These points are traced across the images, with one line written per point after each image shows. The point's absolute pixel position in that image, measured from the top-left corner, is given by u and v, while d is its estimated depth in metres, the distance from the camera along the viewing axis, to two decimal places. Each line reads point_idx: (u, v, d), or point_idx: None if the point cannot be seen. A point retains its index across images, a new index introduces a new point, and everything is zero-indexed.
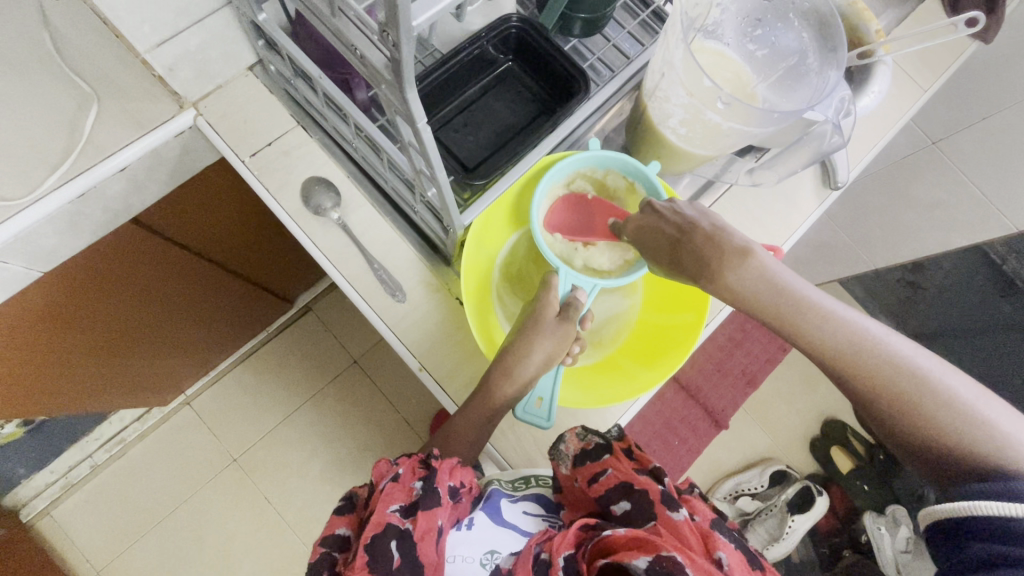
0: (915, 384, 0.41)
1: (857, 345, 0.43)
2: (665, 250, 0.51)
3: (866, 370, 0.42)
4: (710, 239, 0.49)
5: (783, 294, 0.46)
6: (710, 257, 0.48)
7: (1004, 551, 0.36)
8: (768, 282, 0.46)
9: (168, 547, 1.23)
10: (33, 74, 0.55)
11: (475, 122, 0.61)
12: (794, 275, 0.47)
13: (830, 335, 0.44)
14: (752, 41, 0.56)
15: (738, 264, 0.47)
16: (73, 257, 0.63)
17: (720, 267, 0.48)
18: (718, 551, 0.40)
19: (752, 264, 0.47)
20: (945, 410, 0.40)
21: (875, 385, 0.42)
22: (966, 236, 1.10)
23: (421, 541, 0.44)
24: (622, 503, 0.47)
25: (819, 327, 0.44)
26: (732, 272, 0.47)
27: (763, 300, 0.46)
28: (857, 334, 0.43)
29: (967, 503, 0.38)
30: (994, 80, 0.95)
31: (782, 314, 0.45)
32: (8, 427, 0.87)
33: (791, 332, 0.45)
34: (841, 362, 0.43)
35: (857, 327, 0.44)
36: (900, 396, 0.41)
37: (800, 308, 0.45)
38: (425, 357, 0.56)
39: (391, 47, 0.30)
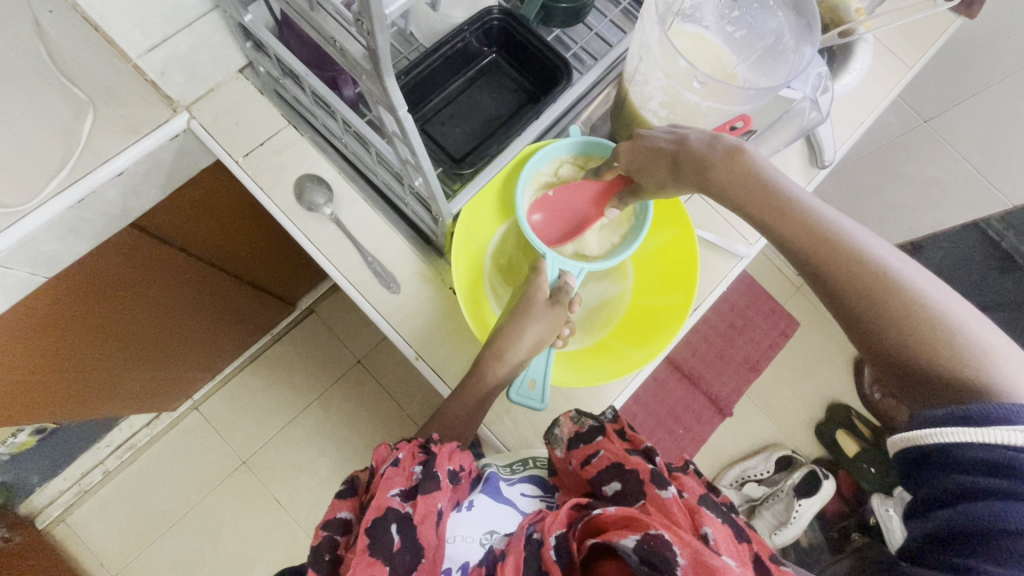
0: (889, 288, 0.41)
1: (831, 242, 0.42)
2: (664, 163, 0.48)
3: (845, 266, 0.42)
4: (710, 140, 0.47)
5: (768, 192, 0.45)
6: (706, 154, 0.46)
7: (981, 483, 0.37)
8: (755, 176, 0.45)
9: (180, 550, 1.25)
10: (29, 82, 0.56)
11: (462, 114, 0.62)
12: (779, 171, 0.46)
13: (811, 229, 0.43)
14: (730, 23, 0.57)
15: (728, 161, 0.45)
16: (75, 262, 0.64)
17: (713, 166, 0.46)
18: (704, 527, 0.41)
19: (741, 160, 0.45)
20: (921, 316, 0.40)
21: (844, 277, 0.42)
22: (961, 213, 1.11)
23: (421, 523, 0.45)
24: (613, 484, 0.48)
25: (800, 219, 0.43)
26: (722, 167, 0.45)
27: (747, 190, 0.45)
28: (832, 232, 0.43)
29: (931, 431, 0.38)
30: (982, 56, 0.93)
31: (766, 208, 0.45)
32: (21, 434, 0.89)
33: (776, 224, 0.44)
34: (815, 260, 0.43)
35: (832, 223, 0.43)
36: (877, 302, 0.41)
37: (784, 204, 0.44)
38: (421, 346, 0.57)
39: (366, 36, 0.31)
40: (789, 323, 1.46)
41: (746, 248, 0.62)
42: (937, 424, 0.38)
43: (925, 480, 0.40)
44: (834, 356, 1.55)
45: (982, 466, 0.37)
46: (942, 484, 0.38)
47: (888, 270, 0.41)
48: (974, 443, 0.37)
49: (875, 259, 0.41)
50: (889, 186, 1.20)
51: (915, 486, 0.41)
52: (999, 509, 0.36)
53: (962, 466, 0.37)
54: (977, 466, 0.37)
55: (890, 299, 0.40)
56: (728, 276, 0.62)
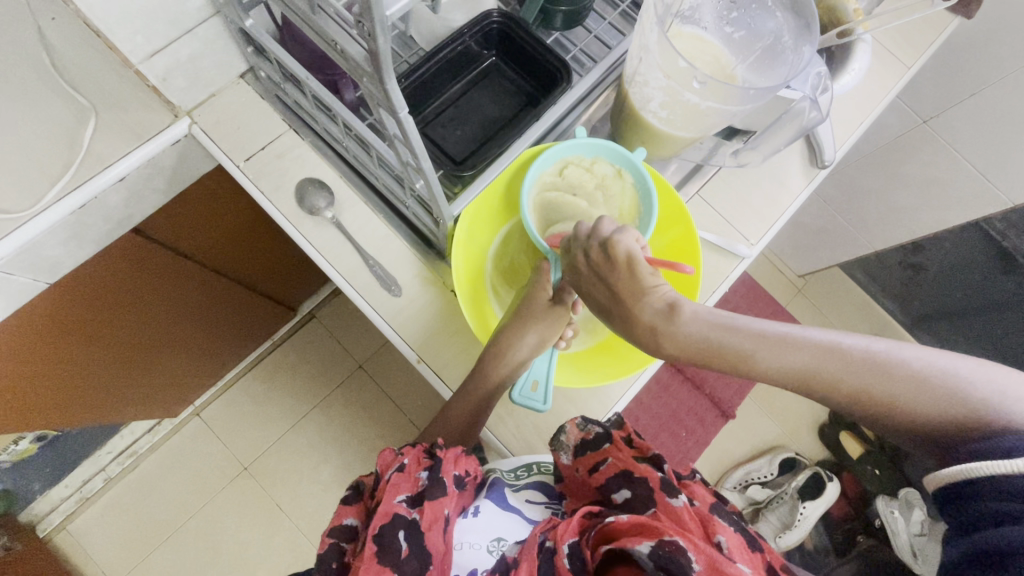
0: (884, 388, 0.39)
1: (812, 364, 0.41)
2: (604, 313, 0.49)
3: (833, 386, 0.40)
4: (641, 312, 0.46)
5: (726, 344, 0.43)
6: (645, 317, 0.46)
7: (1019, 513, 0.34)
8: (709, 338, 0.43)
9: (182, 557, 1.24)
10: (32, 89, 0.57)
11: (462, 117, 0.62)
12: (731, 316, 0.44)
13: (786, 365, 0.41)
14: (729, 24, 0.57)
15: (666, 326, 0.45)
16: (76, 268, 0.64)
17: (655, 330, 0.45)
18: (718, 535, 0.41)
19: (681, 324, 0.44)
20: (925, 395, 0.38)
21: (840, 396, 0.40)
22: (962, 213, 1.11)
23: (428, 530, 0.44)
24: (623, 492, 0.47)
25: (770, 365, 0.42)
26: (665, 340, 0.45)
27: (702, 355, 0.44)
28: (811, 352, 0.41)
29: (975, 463, 0.36)
30: (980, 55, 0.93)
31: (734, 365, 0.43)
32: (22, 442, 0.89)
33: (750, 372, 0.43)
34: (806, 390, 0.41)
35: (806, 350, 0.41)
36: (875, 398, 0.39)
37: (752, 353, 0.42)
38: (423, 349, 0.57)
39: (368, 38, 0.31)
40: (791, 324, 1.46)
41: (747, 248, 0.62)
42: (963, 458, 0.37)
43: (958, 515, 0.37)
44: None
45: (1011, 495, 0.34)
46: (973, 516, 0.36)
47: (875, 362, 0.39)
48: (1017, 472, 0.34)
49: (859, 355, 0.40)
50: (889, 187, 1.19)
51: (949, 515, 0.38)
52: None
53: (1000, 495, 0.35)
54: (1018, 495, 0.34)
55: (892, 392, 0.39)
56: (728, 277, 0.61)
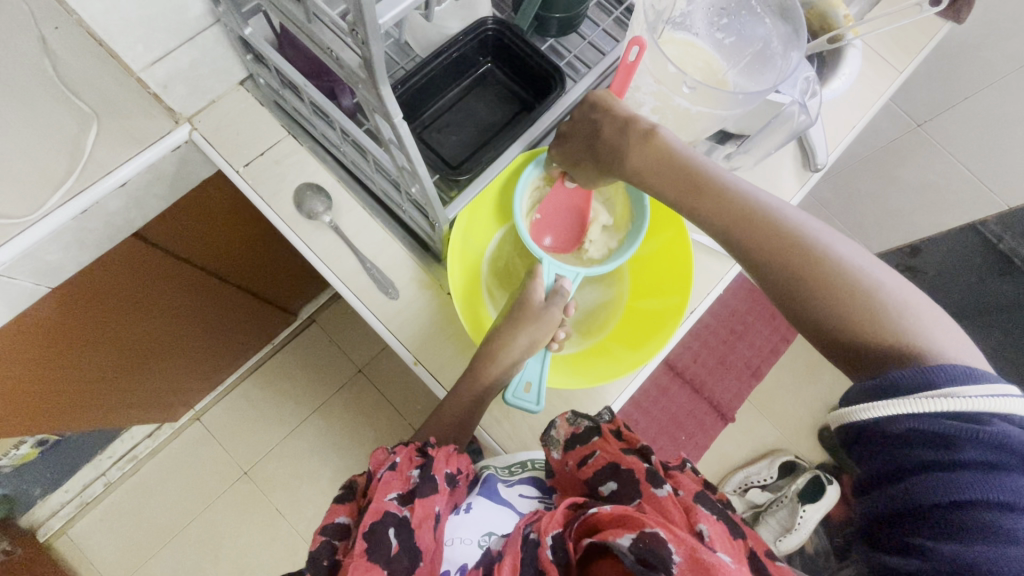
0: (814, 253, 0.42)
1: (759, 217, 0.44)
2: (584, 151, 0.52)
3: (774, 235, 0.43)
4: (622, 127, 0.49)
5: (681, 169, 0.47)
6: (619, 143, 0.49)
7: (928, 457, 0.37)
8: (668, 162, 0.47)
9: (182, 562, 1.25)
10: (36, 97, 0.58)
11: (458, 122, 0.63)
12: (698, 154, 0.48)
13: (733, 206, 0.45)
14: (720, 29, 0.59)
15: (639, 144, 0.48)
16: (78, 272, 0.65)
17: (627, 151, 0.48)
18: (699, 524, 0.41)
19: (653, 143, 0.47)
20: (841, 273, 0.41)
21: (773, 245, 0.43)
22: (959, 216, 1.12)
23: (418, 527, 0.45)
24: (609, 484, 0.48)
25: (719, 200, 0.45)
26: (633, 153, 0.48)
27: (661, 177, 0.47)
28: (755, 207, 0.44)
29: (876, 406, 0.38)
30: (973, 60, 0.94)
31: (683, 190, 0.46)
32: (23, 446, 0.90)
33: (693, 204, 0.46)
34: (740, 233, 0.44)
35: (755, 198, 0.45)
36: (798, 260, 0.42)
37: (703, 182, 0.46)
38: (419, 351, 0.58)
39: (361, 46, 0.32)
40: (790, 328, 1.46)
41: None
42: (870, 397, 0.39)
43: (869, 457, 0.40)
44: None
45: (915, 440, 0.37)
46: (884, 458, 0.38)
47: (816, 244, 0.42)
48: (918, 416, 0.37)
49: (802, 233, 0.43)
50: (885, 190, 1.20)
51: (862, 461, 0.41)
52: (941, 483, 0.36)
53: (910, 442, 0.37)
54: (925, 440, 0.37)
55: (812, 258, 0.42)
56: (724, 278, 0.63)
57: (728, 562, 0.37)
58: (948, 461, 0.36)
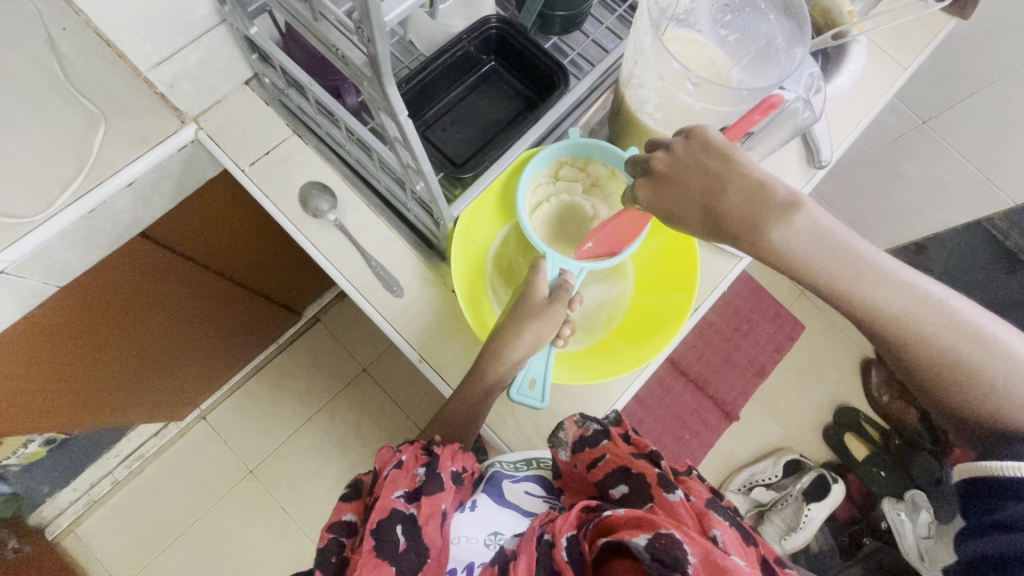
0: (971, 346, 0.44)
1: (925, 318, 0.44)
2: (701, 209, 0.47)
3: (935, 329, 0.44)
4: (755, 194, 0.45)
5: (839, 255, 0.44)
6: (755, 216, 0.45)
7: None
8: (823, 244, 0.44)
9: (188, 560, 1.25)
10: (44, 98, 0.58)
11: (462, 121, 0.63)
12: (849, 233, 0.45)
13: (893, 300, 0.44)
14: (724, 27, 0.58)
15: (785, 221, 0.44)
16: (86, 270, 0.66)
17: (767, 228, 0.44)
18: (713, 529, 0.41)
19: (801, 221, 0.44)
20: (1000, 365, 0.43)
21: (931, 338, 0.44)
22: (966, 213, 1.11)
23: (425, 524, 0.44)
24: (620, 487, 0.48)
25: (878, 292, 0.44)
26: (779, 233, 0.44)
27: (823, 265, 0.44)
28: (916, 299, 0.44)
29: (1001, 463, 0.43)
30: (978, 55, 0.93)
31: (838, 279, 0.44)
32: (32, 445, 0.90)
33: (845, 295, 0.45)
34: (909, 335, 0.44)
35: (917, 288, 0.44)
36: (952, 352, 0.44)
37: (865, 273, 0.44)
38: (424, 349, 0.58)
39: (367, 43, 0.32)
40: (794, 327, 1.46)
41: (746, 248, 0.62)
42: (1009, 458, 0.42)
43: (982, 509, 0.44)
44: (840, 358, 1.54)
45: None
46: (999, 512, 0.43)
47: (981, 337, 0.44)
48: None
49: (969, 325, 0.44)
50: (889, 187, 1.20)
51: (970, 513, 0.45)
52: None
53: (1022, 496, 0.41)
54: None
55: (969, 352, 0.44)
56: (727, 277, 0.63)
57: (742, 565, 0.38)
58: None
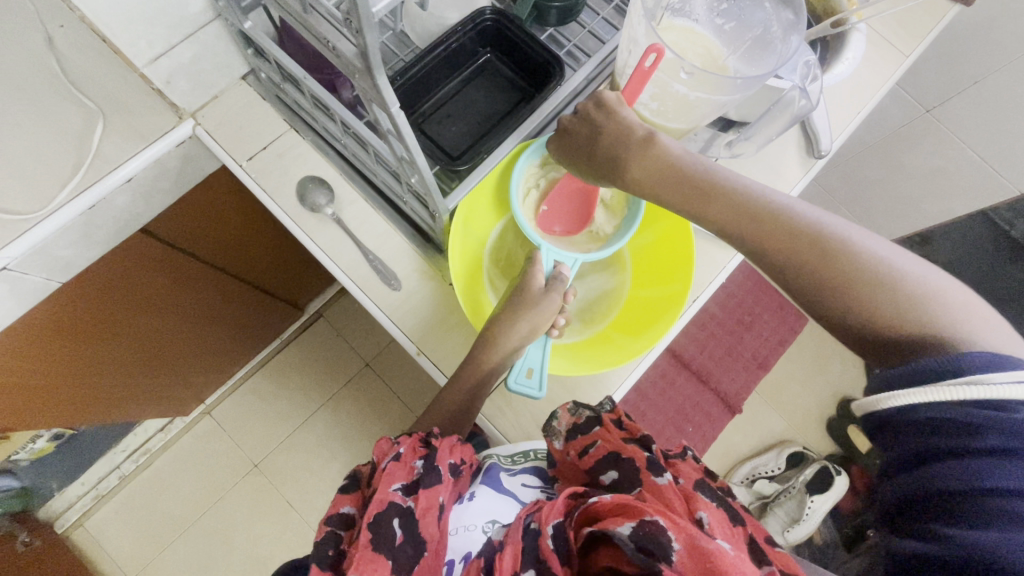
0: (832, 245, 0.44)
1: (771, 219, 0.45)
2: (584, 155, 0.53)
3: (790, 231, 0.45)
4: (619, 135, 0.50)
5: (685, 175, 0.48)
6: (618, 152, 0.50)
7: (954, 443, 0.38)
8: (670, 169, 0.49)
9: (196, 553, 1.27)
10: (44, 95, 0.58)
11: (458, 113, 0.63)
12: (702, 159, 0.49)
13: (739, 208, 0.46)
14: (720, 15, 0.58)
15: (641, 154, 0.50)
16: (89, 267, 0.66)
17: (627, 163, 0.50)
18: (699, 511, 0.41)
19: (654, 152, 0.49)
20: (867, 266, 0.44)
21: (790, 243, 0.45)
22: (970, 202, 1.10)
23: (422, 517, 0.45)
24: (610, 473, 0.48)
25: (728, 202, 0.47)
26: (634, 165, 0.50)
27: (667, 183, 0.48)
28: (766, 204, 0.46)
29: (892, 392, 0.41)
30: (983, 44, 0.93)
31: (690, 197, 0.48)
32: (40, 439, 0.92)
33: (702, 211, 0.48)
34: (765, 239, 0.46)
35: (767, 195, 0.47)
36: (814, 254, 0.44)
37: (710, 188, 0.47)
38: (422, 341, 0.59)
39: (356, 34, 0.32)
40: (797, 319, 1.45)
41: None
42: (905, 382, 0.41)
43: (894, 444, 0.42)
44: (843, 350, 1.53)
45: (931, 424, 0.39)
46: (917, 441, 0.40)
47: (823, 234, 0.44)
48: (932, 400, 0.39)
49: (809, 225, 0.45)
50: (892, 177, 1.19)
51: (888, 447, 0.42)
52: (974, 468, 0.37)
53: (934, 428, 0.39)
54: (941, 424, 0.39)
55: (827, 252, 0.44)
56: (727, 267, 0.63)
57: (728, 549, 0.37)
58: (971, 447, 0.38)
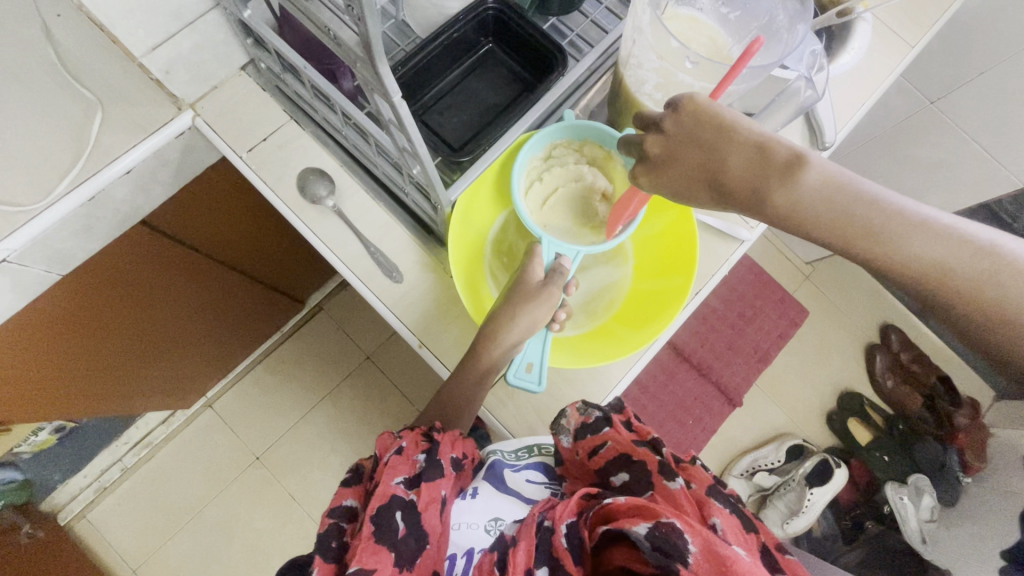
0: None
1: (961, 267, 0.40)
2: (703, 181, 0.44)
3: (988, 276, 0.39)
4: (758, 159, 0.42)
5: (853, 213, 0.41)
6: (760, 180, 0.42)
7: None
8: (834, 202, 0.41)
9: (198, 544, 1.28)
10: (43, 86, 0.58)
11: (459, 104, 0.63)
12: (864, 184, 0.42)
13: (929, 254, 0.40)
14: (725, 4, 0.57)
15: (790, 183, 0.41)
16: (88, 259, 0.66)
17: (772, 193, 0.42)
18: (714, 517, 0.42)
19: (808, 181, 0.41)
20: None
21: (988, 292, 0.39)
22: (973, 195, 1.09)
23: (425, 510, 0.46)
24: (621, 476, 0.50)
25: (914, 246, 0.40)
26: (787, 198, 0.41)
27: (833, 220, 0.41)
28: (956, 244, 0.40)
29: None
30: (989, 34, 0.92)
31: (867, 240, 0.41)
32: (42, 432, 0.92)
33: (882, 256, 0.41)
34: (958, 288, 0.40)
35: (953, 232, 0.40)
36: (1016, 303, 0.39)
37: (888, 229, 0.40)
38: (424, 334, 0.58)
39: (358, 23, 0.31)
40: (798, 312, 1.45)
41: (748, 232, 0.62)
42: None
43: None
44: (844, 344, 1.54)
45: None
46: None
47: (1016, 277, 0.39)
48: None
49: (1007, 262, 0.39)
50: (896, 170, 1.18)
51: None
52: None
53: None
54: None
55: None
56: (729, 259, 0.63)
57: (744, 555, 0.38)
58: None
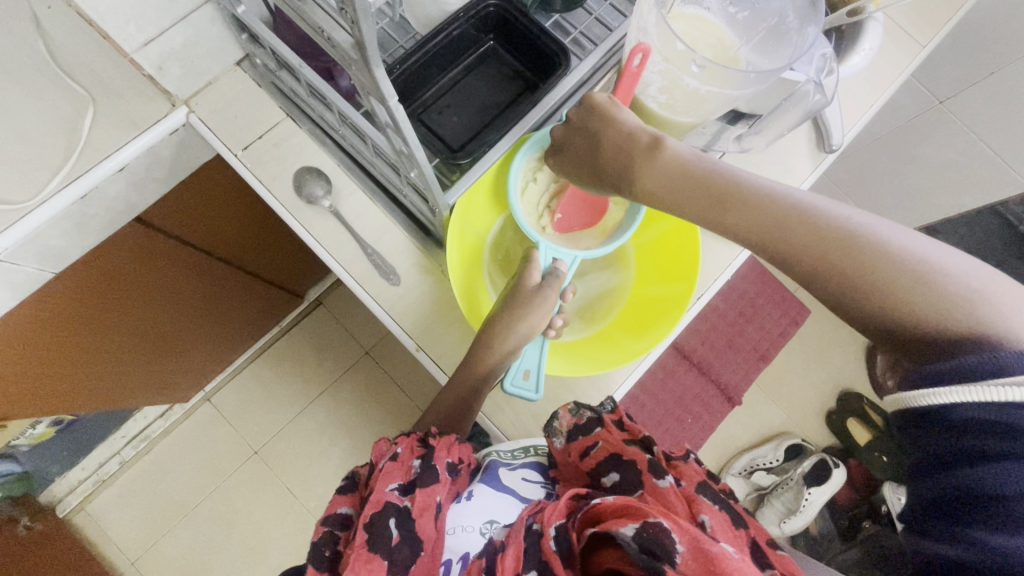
0: (858, 246, 0.42)
1: (789, 224, 0.43)
2: (588, 169, 0.51)
3: (816, 235, 0.42)
4: (625, 143, 0.48)
5: (700, 181, 0.46)
6: (627, 161, 0.48)
7: (985, 447, 0.38)
8: (687, 174, 0.46)
9: (197, 537, 1.28)
10: (32, 80, 0.57)
11: (460, 103, 0.62)
12: (714, 159, 0.47)
13: (762, 216, 0.44)
14: (733, 3, 0.56)
15: (650, 159, 0.47)
16: (82, 257, 0.65)
17: (639, 168, 0.48)
18: (702, 514, 0.41)
19: (663, 157, 0.47)
20: (893, 264, 0.41)
21: (814, 246, 0.42)
22: (980, 197, 1.08)
23: (419, 517, 0.44)
24: (612, 475, 0.48)
25: (749, 206, 0.44)
26: (648, 172, 0.47)
27: (684, 190, 0.46)
28: (786, 208, 0.44)
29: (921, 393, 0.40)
30: (1001, 32, 0.91)
31: (710, 204, 0.45)
32: (39, 427, 0.92)
33: (723, 218, 0.45)
34: (791, 248, 0.43)
35: (787, 197, 0.44)
36: (842, 260, 0.42)
37: (728, 195, 0.45)
38: (421, 337, 0.58)
39: (352, 25, 0.30)
40: (800, 311, 1.44)
41: None
42: (927, 384, 0.40)
43: (924, 445, 0.41)
44: (845, 343, 1.53)
45: (965, 428, 0.38)
46: (946, 447, 0.40)
47: (851, 235, 0.42)
48: (965, 402, 0.38)
49: (835, 225, 0.43)
50: (902, 170, 1.16)
51: (914, 446, 0.42)
52: (990, 471, 0.37)
53: (964, 430, 0.39)
54: (975, 430, 0.38)
55: (854, 254, 0.42)
56: (733, 264, 0.62)
57: (732, 552, 0.37)
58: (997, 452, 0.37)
